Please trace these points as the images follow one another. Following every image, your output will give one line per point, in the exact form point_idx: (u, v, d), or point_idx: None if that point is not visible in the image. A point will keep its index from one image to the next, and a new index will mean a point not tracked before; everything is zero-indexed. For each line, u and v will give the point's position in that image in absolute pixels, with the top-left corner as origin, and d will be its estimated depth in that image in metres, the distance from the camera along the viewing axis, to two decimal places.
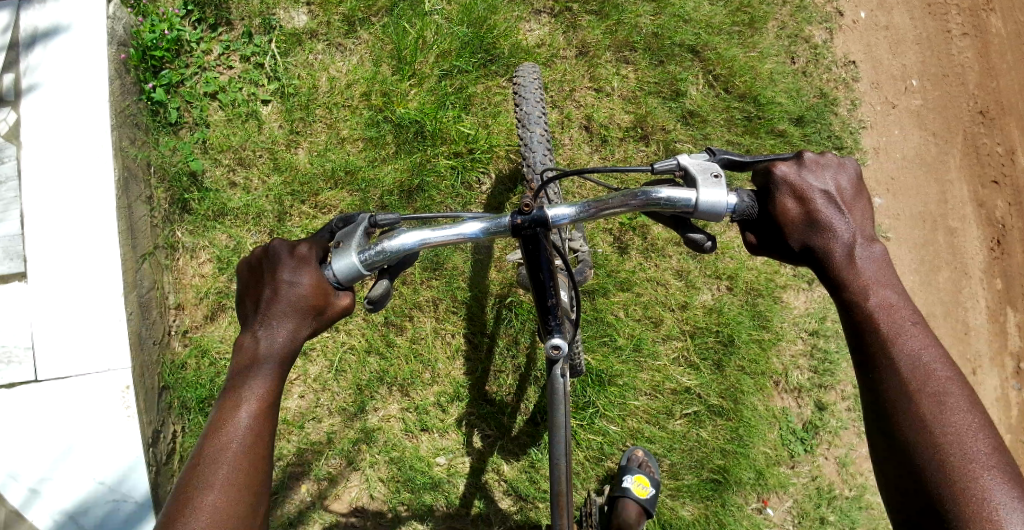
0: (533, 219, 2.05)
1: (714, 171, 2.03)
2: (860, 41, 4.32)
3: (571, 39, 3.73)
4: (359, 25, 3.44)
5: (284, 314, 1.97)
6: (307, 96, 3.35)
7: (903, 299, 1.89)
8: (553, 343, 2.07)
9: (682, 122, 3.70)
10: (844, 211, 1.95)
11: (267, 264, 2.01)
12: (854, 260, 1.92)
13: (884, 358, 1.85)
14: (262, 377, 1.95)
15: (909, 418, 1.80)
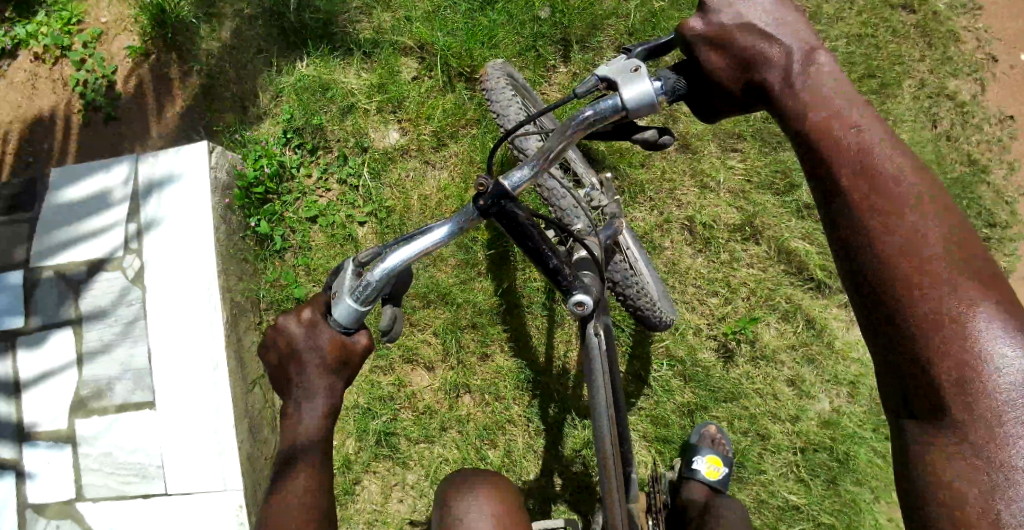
0: (493, 196, 2.06)
1: (632, 66, 2.03)
2: (1020, 93, 3.96)
3: (671, 132, 3.56)
4: (448, 139, 3.51)
5: (317, 374, 2.02)
6: (399, 218, 3.45)
7: (851, 110, 1.76)
8: (578, 300, 2.16)
9: (799, 217, 3.54)
10: (771, 38, 1.85)
11: (284, 336, 2.05)
12: (795, 84, 1.82)
13: (840, 196, 1.70)
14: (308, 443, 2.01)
15: (879, 264, 1.63)
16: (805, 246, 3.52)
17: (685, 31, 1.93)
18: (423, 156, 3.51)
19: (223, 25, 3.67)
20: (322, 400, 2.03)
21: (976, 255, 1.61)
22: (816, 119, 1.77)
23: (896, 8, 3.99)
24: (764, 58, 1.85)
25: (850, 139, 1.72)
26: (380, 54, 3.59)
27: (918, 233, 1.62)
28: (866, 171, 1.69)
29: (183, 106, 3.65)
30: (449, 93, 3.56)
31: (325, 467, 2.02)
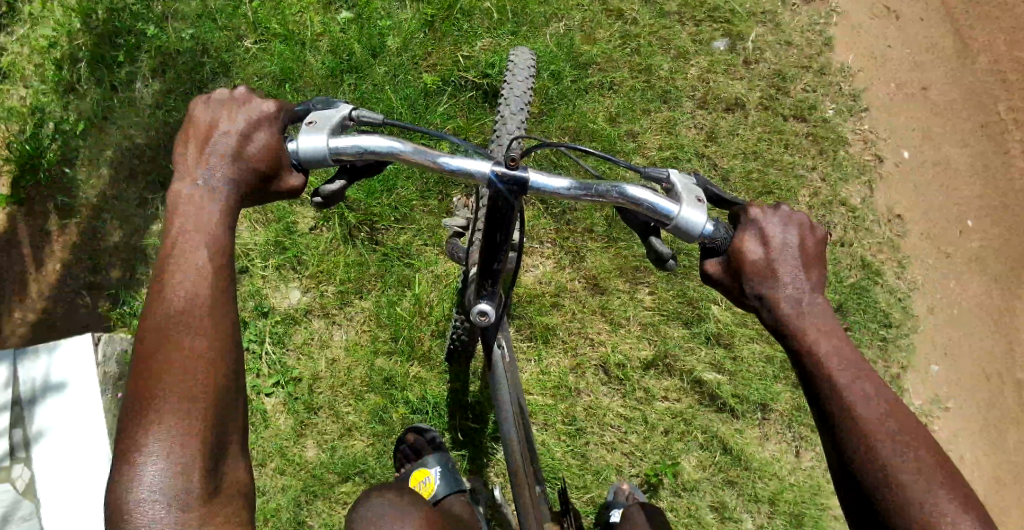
0: (513, 182, 2.09)
1: (699, 195, 2.12)
2: (908, 188, 4.12)
3: (578, 272, 3.54)
4: (353, 295, 3.41)
5: (226, 167, 1.97)
6: (308, 383, 3.32)
7: (847, 346, 2.04)
8: (480, 310, 2.37)
9: (710, 345, 3.57)
10: (803, 270, 2.09)
11: (224, 107, 2.02)
12: (802, 313, 2.06)
13: (844, 415, 1.97)
14: (217, 226, 1.94)
15: (878, 480, 1.92)
16: (716, 375, 3.55)
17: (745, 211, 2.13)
18: (326, 313, 3.40)
19: (88, 168, 3.69)
20: (226, 194, 1.96)
21: (963, 492, 1.93)
22: (824, 352, 2.02)
23: (790, 117, 3.99)
24: (786, 279, 2.08)
25: (862, 378, 2.00)
26: (274, 208, 3.45)
27: (903, 457, 1.93)
28: (870, 402, 1.97)
29: (78, 261, 3.63)
30: (347, 245, 3.43)
31: (230, 263, 1.94)
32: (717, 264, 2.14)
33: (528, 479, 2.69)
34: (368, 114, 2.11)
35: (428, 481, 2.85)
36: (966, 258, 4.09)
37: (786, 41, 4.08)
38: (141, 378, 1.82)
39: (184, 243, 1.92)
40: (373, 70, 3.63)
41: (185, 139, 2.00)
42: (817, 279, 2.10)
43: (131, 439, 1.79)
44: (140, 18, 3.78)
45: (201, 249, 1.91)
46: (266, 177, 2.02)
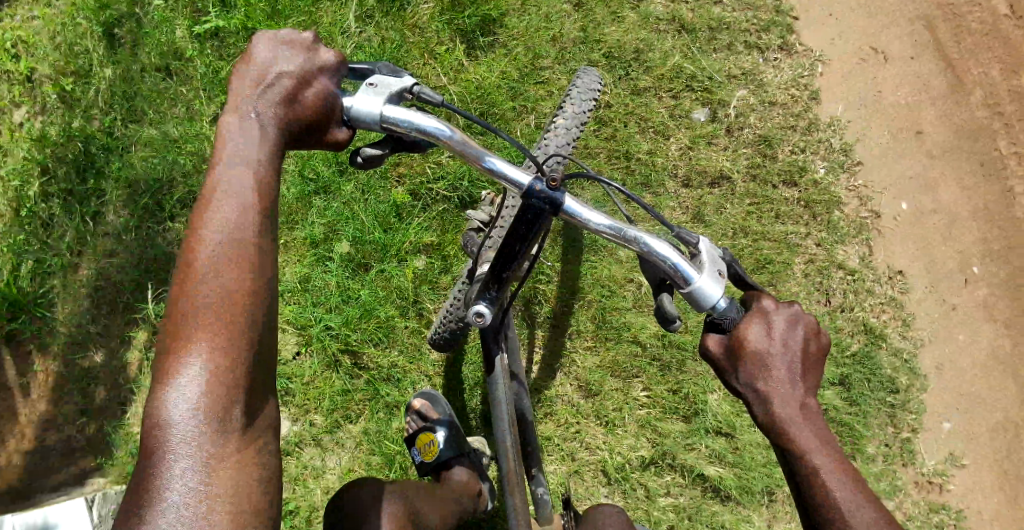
0: (552, 196, 2.14)
1: (721, 266, 2.10)
2: (908, 239, 3.97)
3: (568, 375, 3.54)
4: (345, 419, 3.43)
5: (274, 109, 2.03)
6: (306, 513, 3.33)
7: (836, 452, 2.04)
8: (478, 312, 2.41)
9: (710, 437, 3.50)
10: (799, 373, 2.06)
11: (283, 47, 2.07)
12: (796, 416, 2.04)
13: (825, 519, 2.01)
14: (263, 161, 2.02)
15: None
16: (717, 468, 3.47)
17: (756, 302, 2.09)
18: (319, 442, 3.42)
19: (83, 302, 3.77)
20: (273, 132, 2.03)
21: None
22: (816, 456, 2.02)
23: (778, 184, 3.94)
24: (784, 385, 2.04)
25: (850, 479, 2.02)
26: None
27: None
28: (857, 506, 2.00)
29: (80, 401, 3.69)
30: (332, 372, 3.46)
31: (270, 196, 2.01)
32: (719, 341, 2.10)
33: (519, 478, 2.80)
34: (429, 92, 2.16)
35: (431, 444, 2.97)
36: (976, 306, 3.91)
37: (769, 101, 3.98)
38: (181, 305, 1.93)
39: (226, 172, 2.00)
40: (342, 189, 3.51)
41: (239, 74, 2.06)
42: (812, 380, 2.08)
43: (169, 356, 1.89)
44: (119, 146, 3.82)
45: (245, 181, 1.98)
46: (312, 119, 2.07)
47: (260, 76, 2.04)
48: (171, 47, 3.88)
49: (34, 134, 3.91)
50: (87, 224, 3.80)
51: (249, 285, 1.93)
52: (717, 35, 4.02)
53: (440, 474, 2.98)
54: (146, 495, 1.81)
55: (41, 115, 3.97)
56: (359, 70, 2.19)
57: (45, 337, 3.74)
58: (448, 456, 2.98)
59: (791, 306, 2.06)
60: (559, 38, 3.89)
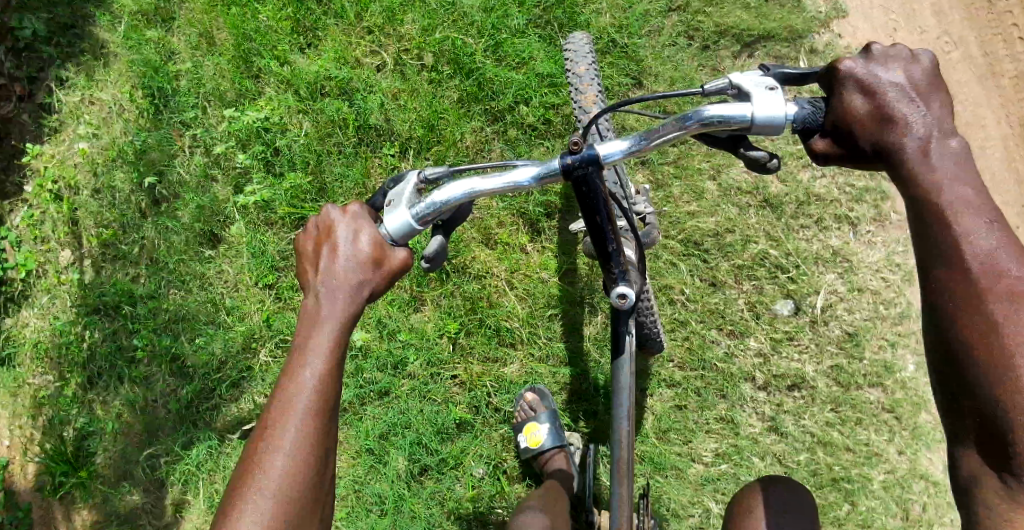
0: (584, 158, 2.15)
1: (768, 83, 2.06)
2: None
3: None
4: None
5: (339, 277, 2.11)
6: None
7: (981, 195, 1.84)
8: (618, 293, 2.28)
9: None
10: (917, 100, 1.90)
11: (330, 225, 2.17)
12: (925, 153, 1.87)
13: (952, 239, 1.81)
14: (333, 321, 2.08)
15: (979, 375, 1.76)
16: None
17: (837, 65, 1.96)
18: None
19: (132, 468, 3.65)
20: (340, 296, 2.10)
21: None
22: (959, 208, 1.83)
23: None
24: (908, 119, 1.89)
25: (999, 236, 1.80)
26: None
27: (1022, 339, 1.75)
28: (1004, 240, 1.80)
29: None
30: None
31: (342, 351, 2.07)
32: (823, 142, 2.00)
33: (629, 467, 2.52)
34: (433, 171, 2.26)
35: (536, 433, 3.12)
36: None
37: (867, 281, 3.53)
38: (251, 458, 1.99)
39: (303, 330, 2.08)
40: (400, 392, 3.37)
41: (306, 260, 2.18)
42: (943, 119, 1.91)
43: (233, 512, 1.95)
44: (167, 311, 3.64)
45: (317, 343, 2.06)
46: (384, 281, 2.15)
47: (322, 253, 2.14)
48: (218, 209, 3.63)
49: (86, 284, 3.85)
50: (136, 390, 3.69)
51: (311, 427, 2.00)
52: (808, 207, 3.52)
53: (542, 462, 3.14)
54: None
55: (93, 266, 3.85)
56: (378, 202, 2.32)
57: (95, 501, 3.64)
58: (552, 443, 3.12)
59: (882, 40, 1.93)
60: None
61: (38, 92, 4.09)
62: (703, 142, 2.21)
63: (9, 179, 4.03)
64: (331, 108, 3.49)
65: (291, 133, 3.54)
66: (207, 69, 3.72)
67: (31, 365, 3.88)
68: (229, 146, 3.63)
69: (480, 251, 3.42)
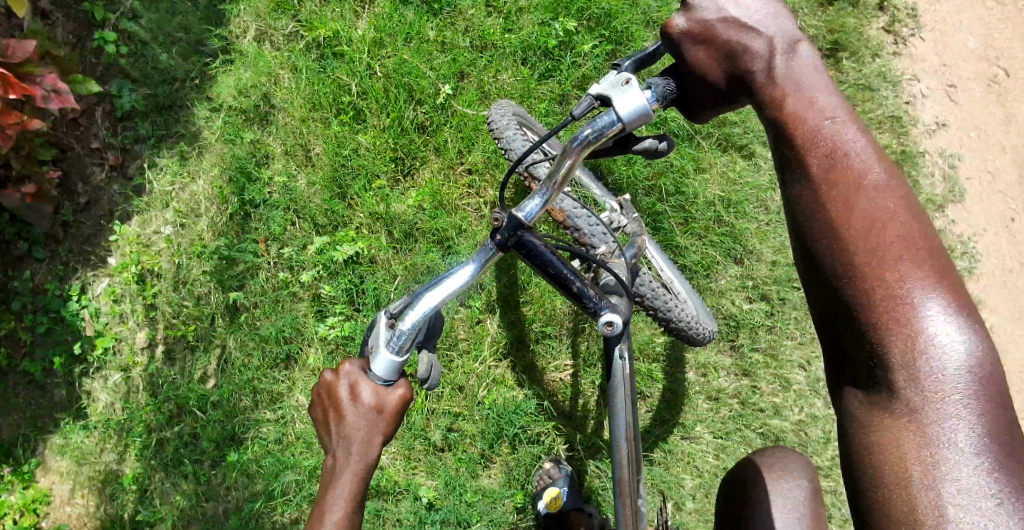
0: (508, 229, 2.39)
1: (623, 78, 2.23)
2: None
3: None
4: None
5: (352, 439, 2.23)
6: None
7: (831, 100, 2.00)
8: (605, 322, 2.48)
9: None
10: (754, 31, 2.07)
11: (333, 387, 2.29)
12: (775, 74, 2.04)
13: (802, 155, 1.97)
14: (348, 482, 2.19)
15: (842, 274, 1.88)
16: None
17: (669, 28, 2.14)
18: None
19: None
20: (355, 456, 2.22)
21: (947, 275, 1.85)
22: (806, 114, 1.99)
23: None
24: (754, 50, 2.07)
25: (844, 128, 1.96)
26: None
27: (874, 224, 1.89)
28: (857, 151, 1.94)
29: None
30: None
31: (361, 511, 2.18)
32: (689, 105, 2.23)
33: (632, 486, 2.60)
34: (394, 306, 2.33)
35: (556, 496, 3.27)
36: None
37: None
38: None
39: (323, 496, 2.18)
40: None
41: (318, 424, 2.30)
42: (784, 35, 2.07)
43: None
44: (246, 413, 3.75)
45: (338, 508, 2.15)
46: (391, 426, 2.28)
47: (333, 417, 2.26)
48: (299, 332, 3.73)
49: (156, 367, 3.84)
50: (196, 485, 3.73)
51: None
52: None
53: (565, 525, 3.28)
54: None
55: (164, 350, 3.85)
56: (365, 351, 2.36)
57: None
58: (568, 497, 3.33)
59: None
60: (701, 407, 3.56)
61: (130, 162, 4.03)
62: (598, 153, 2.41)
63: (92, 249, 3.97)
64: (425, 258, 3.63)
65: (382, 273, 3.66)
66: (302, 186, 3.73)
67: (86, 435, 3.84)
68: (316, 276, 3.71)
69: (552, 424, 3.51)
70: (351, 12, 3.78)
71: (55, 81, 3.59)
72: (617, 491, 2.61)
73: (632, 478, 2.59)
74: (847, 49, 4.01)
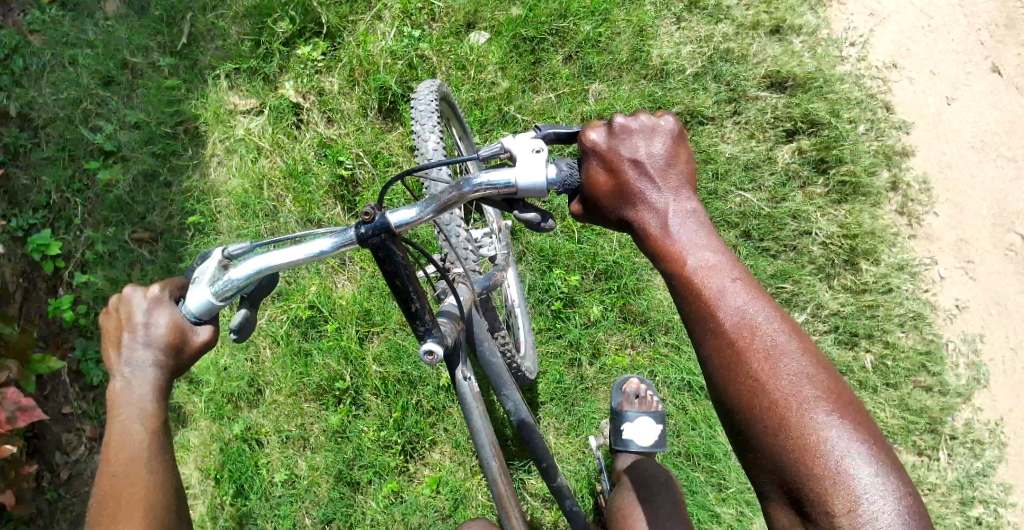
0: (375, 227, 2.25)
1: (535, 145, 2.24)
2: None
3: None
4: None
5: (145, 355, 2.19)
6: None
7: (720, 253, 2.16)
8: (427, 349, 2.35)
9: None
10: (654, 175, 2.18)
11: (122, 308, 2.23)
12: (668, 225, 2.17)
13: (706, 305, 2.12)
14: (144, 404, 2.17)
15: (757, 416, 2.08)
16: None
17: (586, 141, 2.21)
18: None
19: None
20: (151, 372, 2.19)
21: (850, 406, 2.07)
22: (711, 279, 2.13)
23: None
24: (655, 203, 2.18)
25: (741, 285, 2.13)
26: None
27: (780, 369, 2.07)
28: (751, 299, 2.11)
29: None
30: None
31: (161, 426, 2.18)
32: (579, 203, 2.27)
33: (512, 498, 2.59)
34: (238, 250, 2.28)
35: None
36: None
37: None
38: None
39: (117, 418, 2.16)
40: None
41: (105, 346, 2.23)
42: (680, 186, 2.19)
43: None
44: None
45: (136, 426, 2.15)
46: (191, 359, 2.26)
47: (120, 341, 2.20)
48: None
49: None
50: None
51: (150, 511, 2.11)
52: None
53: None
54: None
55: None
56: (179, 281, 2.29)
57: None
58: (620, 444, 3.00)
59: (621, 118, 2.17)
60: None
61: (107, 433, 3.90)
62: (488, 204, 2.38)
63: None
64: None
65: None
66: (305, 472, 3.52)
67: None
68: None
69: None
70: (330, 272, 3.65)
71: (17, 398, 3.46)
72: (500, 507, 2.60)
73: (513, 493, 2.58)
74: (869, 252, 3.78)
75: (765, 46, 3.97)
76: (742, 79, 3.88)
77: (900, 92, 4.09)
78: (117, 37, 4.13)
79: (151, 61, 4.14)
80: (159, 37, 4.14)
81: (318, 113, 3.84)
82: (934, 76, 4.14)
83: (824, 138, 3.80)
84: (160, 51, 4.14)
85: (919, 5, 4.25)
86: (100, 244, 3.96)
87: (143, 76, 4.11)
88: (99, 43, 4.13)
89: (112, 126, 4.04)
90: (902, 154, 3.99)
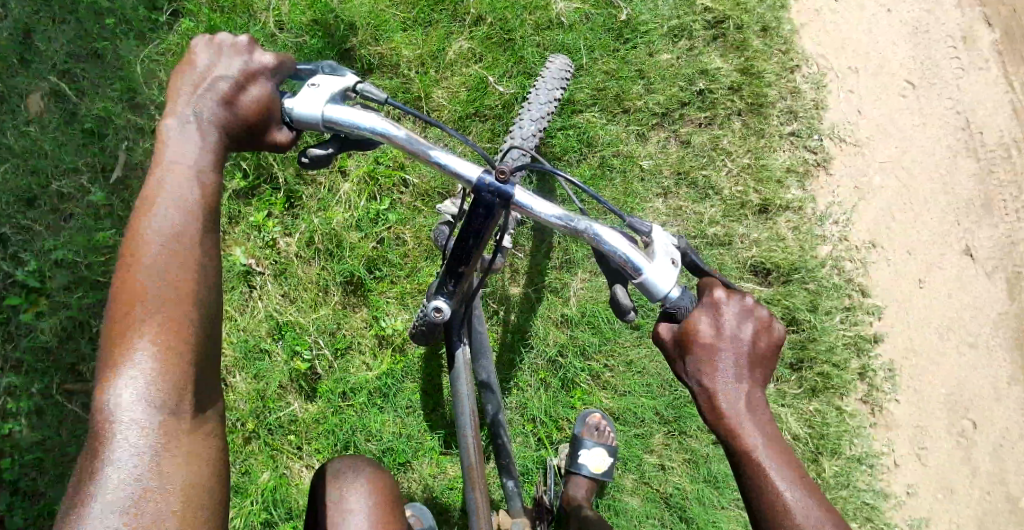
0: (499, 191, 2.31)
1: (672, 255, 2.31)
2: None
3: None
4: None
5: (218, 112, 2.27)
6: None
7: (780, 438, 2.23)
8: (434, 305, 2.54)
9: None
10: (738, 354, 2.25)
11: (214, 57, 2.31)
12: (739, 402, 2.23)
13: (763, 483, 2.17)
14: (208, 168, 2.24)
15: None
16: None
17: (709, 291, 2.30)
18: None
19: None
20: (217, 134, 2.27)
21: None
22: (770, 457, 2.19)
23: None
24: (730, 377, 2.24)
25: (796, 473, 2.19)
26: None
27: None
28: (803, 487, 2.17)
29: None
30: None
31: (212, 195, 2.24)
32: (668, 329, 2.32)
33: (480, 478, 2.83)
34: (371, 93, 2.40)
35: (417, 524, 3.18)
36: None
37: None
38: (121, 300, 2.12)
39: (175, 163, 2.22)
40: None
41: (178, 85, 2.30)
42: (756, 370, 2.26)
43: (112, 354, 2.08)
44: None
45: (190, 182, 2.21)
46: (259, 145, 2.33)
47: (200, 84, 2.28)
48: None
49: None
50: None
51: (189, 278, 2.15)
52: None
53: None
54: (81, 491, 1.97)
55: None
56: (304, 71, 2.41)
57: None
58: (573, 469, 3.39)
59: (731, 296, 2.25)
60: None
61: None
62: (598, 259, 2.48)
63: None
64: None
65: None
66: None
67: None
68: None
69: None
70: (287, 463, 3.53)
71: None
72: (468, 482, 2.83)
73: (481, 472, 2.83)
74: (834, 448, 4.00)
75: (751, 229, 4.02)
76: (726, 266, 3.99)
77: (877, 273, 4.10)
78: (40, 150, 3.91)
79: (79, 184, 3.92)
80: (92, 157, 3.94)
81: (274, 286, 3.63)
82: (910, 256, 4.14)
83: (800, 341, 4.03)
84: (89, 173, 3.93)
85: (904, 180, 4.19)
86: (24, 398, 3.77)
87: (71, 200, 3.91)
88: (20, 153, 3.91)
89: (33, 257, 3.85)
90: (872, 342, 4.04)
